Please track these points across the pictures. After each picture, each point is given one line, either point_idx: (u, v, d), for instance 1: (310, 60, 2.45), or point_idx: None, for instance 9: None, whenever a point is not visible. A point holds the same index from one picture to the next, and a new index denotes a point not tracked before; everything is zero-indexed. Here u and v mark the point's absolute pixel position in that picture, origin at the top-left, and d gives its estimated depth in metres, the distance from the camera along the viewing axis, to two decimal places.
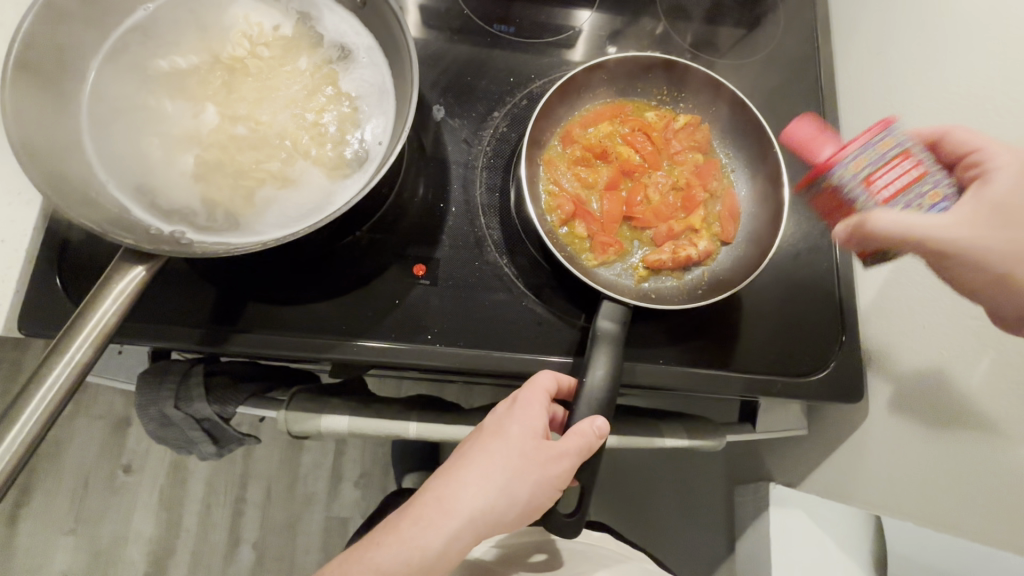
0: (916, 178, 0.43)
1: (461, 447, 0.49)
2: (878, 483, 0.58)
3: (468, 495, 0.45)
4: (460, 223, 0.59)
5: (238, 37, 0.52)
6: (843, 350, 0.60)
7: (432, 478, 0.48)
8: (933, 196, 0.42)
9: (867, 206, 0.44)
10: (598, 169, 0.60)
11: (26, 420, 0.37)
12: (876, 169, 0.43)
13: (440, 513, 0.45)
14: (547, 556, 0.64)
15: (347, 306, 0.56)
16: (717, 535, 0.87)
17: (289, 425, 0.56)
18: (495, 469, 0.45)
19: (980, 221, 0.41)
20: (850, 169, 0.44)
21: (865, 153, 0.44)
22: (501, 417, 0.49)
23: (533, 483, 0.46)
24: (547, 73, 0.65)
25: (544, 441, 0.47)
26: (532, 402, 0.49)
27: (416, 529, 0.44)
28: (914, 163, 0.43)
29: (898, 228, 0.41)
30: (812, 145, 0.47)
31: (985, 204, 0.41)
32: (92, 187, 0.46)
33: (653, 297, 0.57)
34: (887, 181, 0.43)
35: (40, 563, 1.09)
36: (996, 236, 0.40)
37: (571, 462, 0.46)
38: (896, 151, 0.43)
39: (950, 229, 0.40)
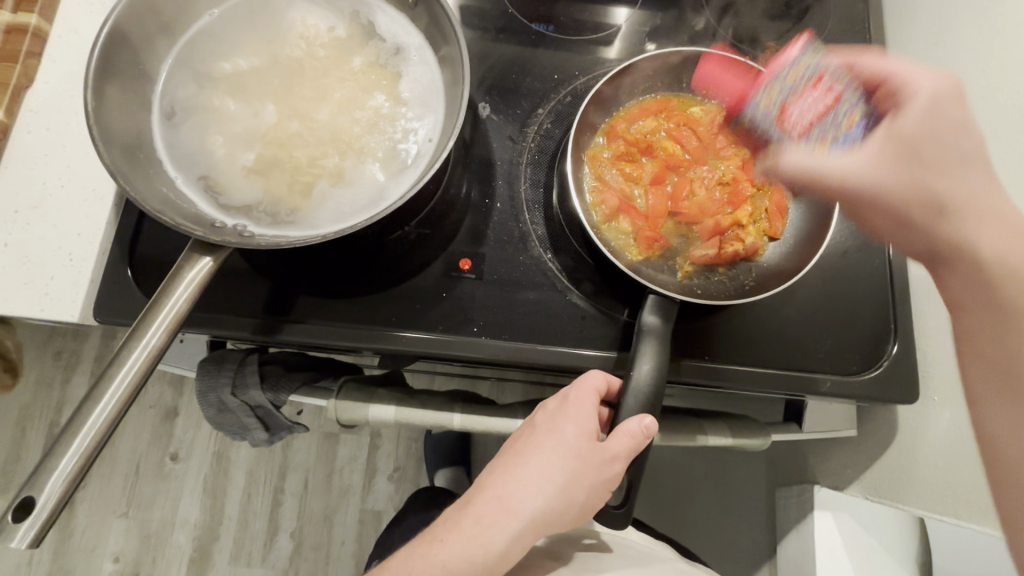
0: (832, 104, 0.48)
1: (515, 444, 0.50)
2: (933, 488, 0.57)
3: (527, 495, 0.47)
4: (505, 220, 0.60)
5: (297, 40, 0.54)
6: (896, 349, 0.58)
7: (486, 475, 0.50)
8: (850, 120, 0.46)
9: (780, 136, 0.50)
10: (642, 164, 0.60)
11: (109, 397, 0.40)
12: (788, 101, 0.51)
13: (502, 513, 0.47)
14: (595, 541, 0.65)
15: (395, 299, 0.57)
16: (758, 538, 0.85)
17: (339, 414, 0.59)
18: (552, 469, 0.47)
19: (881, 162, 0.42)
20: (762, 104, 0.53)
21: (777, 89, 0.52)
22: (552, 413, 0.49)
23: (589, 484, 0.47)
24: (591, 69, 0.66)
25: (598, 443, 0.47)
26: (585, 401, 0.48)
27: (480, 526, 0.46)
28: (829, 89, 0.48)
29: (805, 167, 0.42)
30: (721, 82, 0.60)
31: (891, 139, 0.42)
32: (164, 183, 0.48)
33: (699, 293, 0.56)
34: (802, 111, 0.49)
35: (95, 544, 1.15)
36: (899, 176, 0.41)
37: (624, 464, 0.46)
38: (809, 81, 0.50)
39: (849, 168, 0.42)
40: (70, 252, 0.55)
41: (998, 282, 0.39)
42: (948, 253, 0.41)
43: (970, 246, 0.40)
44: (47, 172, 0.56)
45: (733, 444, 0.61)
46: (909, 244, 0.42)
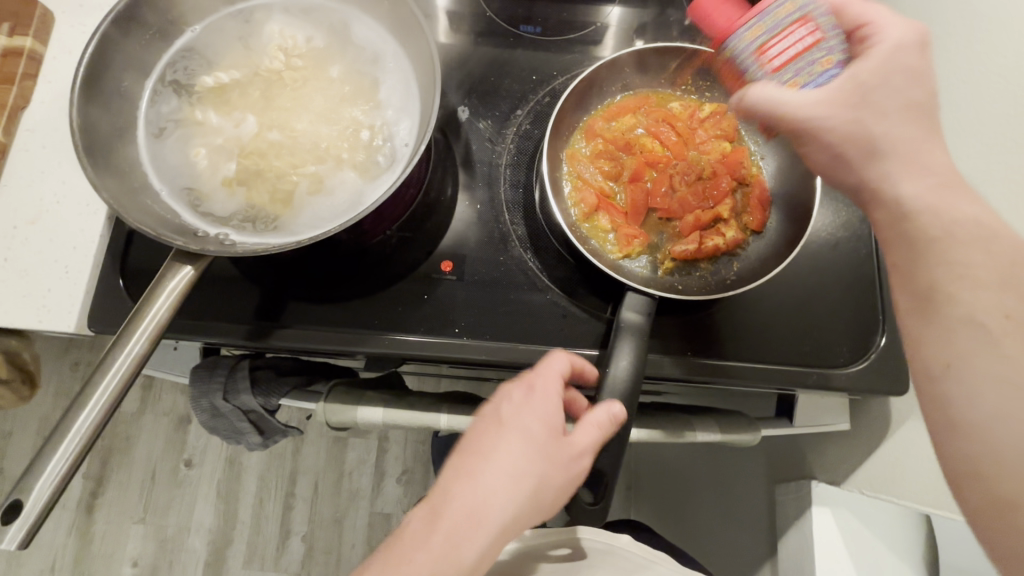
0: (812, 43, 0.42)
1: (473, 450, 0.44)
2: (928, 482, 0.56)
3: (497, 516, 0.41)
4: (486, 221, 0.61)
5: (275, 51, 0.55)
6: (884, 341, 0.58)
7: (441, 493, 0.42)
8: (824, 63, 0.42)
9: (756, 76, 0.45)
10: (621, 162, 0.60)
11: (94, 403, 0.41)
12: (771, 37, 0.44)
13: (473, 530, 0.40)
14: (570, 550, 0.62)
15: (379, 302, 0.58)
16: (760, 536, 0.82)
17: (328, 416, 0.60)
18: (525, 471, 0.42)
19: (831, 100, 0.40)
20: (745, 38, 0.45)
21: (762, 22, 0.44)
22: (517, 409, 0.45)
23: (560, 486, 0.44)
24: (570, 69, 0.66)
25: (566, 437, 0.45)
26: (550, 392, 0.46)
27: (442, 561, 0.39)
28: (812, 27, 0.42)
29: (766, 104, 0.42)
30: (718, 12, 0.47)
31: (845, 80, 0.40)
32: (148, 196, 0.50)
33: (679, 289, 0.56)
34: (780, 49, 0.43)
35: (114, 549, 1.18)
36: (841, 116, 0.40)
37: (589, 458, 0.46)
38: (797, 15, 0.43)
39: (801, 105, 0.41)
40: (67, 265, 0.57)
41: (913, 213, 0.37)
42: (871, 192, 0.40)
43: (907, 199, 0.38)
44: (44, 189, 0.58)
45: (722, 440, 0.61)
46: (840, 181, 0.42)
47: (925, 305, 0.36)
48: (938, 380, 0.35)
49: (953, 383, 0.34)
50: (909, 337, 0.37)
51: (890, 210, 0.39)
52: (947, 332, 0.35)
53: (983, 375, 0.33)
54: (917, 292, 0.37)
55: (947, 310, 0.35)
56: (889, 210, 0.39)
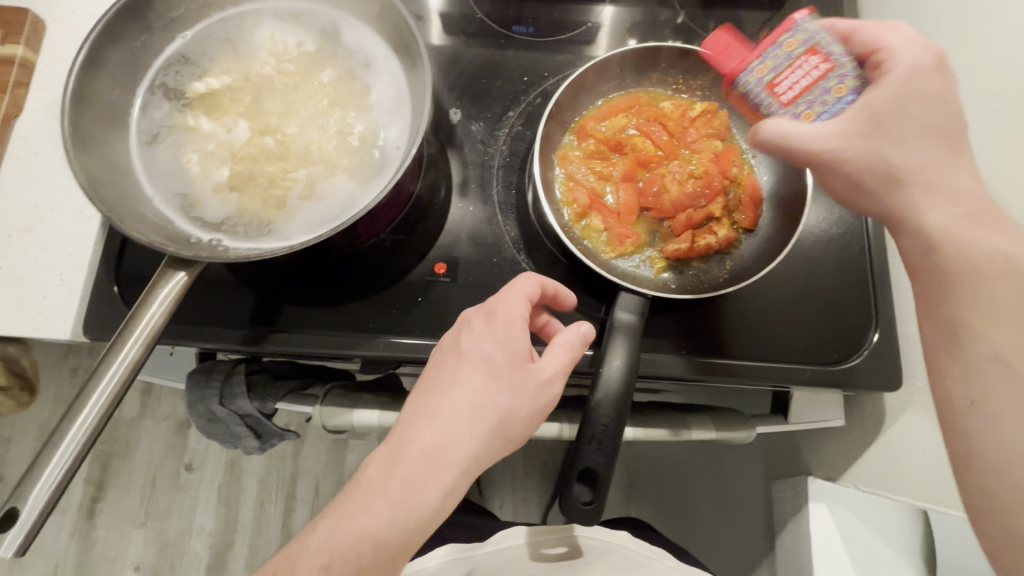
0: (820, 75, 0.44)
1: (436, 379, 0.44)
2: (923, 476, 0.56)
3: (457, 442, 0.41)
4: (479, 222, 0.61)
5: (266, 57, 0.56)
6: (877, 337, 0.58)
7: (403, 429, 0.42)
8: (838, 91, 0.43)
9: (769, 109, 0.46)
10: (613, 162, 0.60)
11: (89, 410, 0.41)
12: (779, 73, 0.45)
13: (434, 466, 0.41)
14: (566, 550, 0.64)
15: (374, 305, 0.59)
16: (758, 533, 0.83)
17: (324, 419, 0.60)
18: (485, 404, 0.42)
19: (849, 129, 0.41)
20: (755, 75, 0.46)
21: (768, 58, 0.46)
22: (479, 336, 0.45)
23: (525, 415, 0.44)
24: (561, 69, 0.66)
25: (530, 365, 0.45)
26: (514, 317, 0.45)
27: (406, 498, 0.40)
28: (820, 58, 0.44)
29: (782, 137, 0.42)
30: (728, 52, 0.48)
31: (862, 109, 0.41)
32: (141, 203, 0.50)
33: (673, 287, 0.57)
34: (790, 83, 0.45)
35: (116, 554, 1.18)
36: (857, 146, 0.41)
37: (558, 383, 0.46)
38: (803, 48, 0.45)
39: (821, 137, 0.42)
40: (62, 272, 0.57)
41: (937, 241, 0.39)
42: (895, 219, 0.41)
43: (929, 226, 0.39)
44: (38, 197, 0.58)
45: (718, 437, 0.61)
46: (863, 208, 0.43)
47: (954, 340, 0.38)
48: (963, 415, 0.36)
49: (977, 419, 0.36)
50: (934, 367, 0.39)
51: (916, 237, 0.40)
52: (970, 369, 0.37)
53: (1004, 411, 0.35)
54: (945, 326, 0.38)
55: (970, 346, 0.37)
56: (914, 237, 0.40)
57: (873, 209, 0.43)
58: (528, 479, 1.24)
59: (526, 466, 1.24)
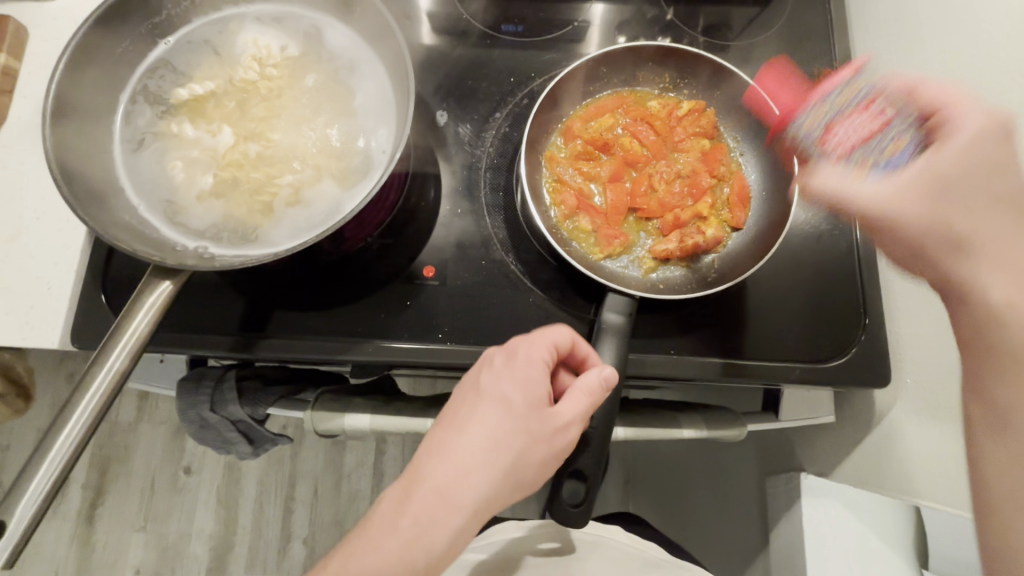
0: (879, 128, 0.44)
1: (455, 415, 0.44)
2: (911, 473, 0.56)
3: (468, 483, 0.40)
4: (467, 224, 0.61)
5: (249, 61, 0.55)
6: (865, 334, 0.58)
7: (419, 464, 0.42)
8: (895, 147, 0.42)
9: (822, 157, 0.47)
10: (600, 162, 0.60)
11: (75, 422, 0.41)
12: (836, 123, 0.47)
13: (442, 505, 0.40)
14: (558, 544, 0.64)
15: (362, 309, 0.59)
16: (753, 528, 0.83)
17: (315, 424, 0.59)
18: (498, 445, 0.41)
19: (908, 188, 0.40)
20: (811, 127, 0.50)
21: (824, 109, 0.49)
22: (500, 375, 0.44)
23: (539, 459, 0.42)
24: (548, 69, 0.66)
25: (548, 408, 0.43)
26: (534, 360, 0.45)
27: (412, 541, 0.39)
28: (878, 111, 0.44)
29: (830, 190, 0.42)
30: (769, 102, 0.56)
31: (922, 170, 0.40)
32: (125, 211, 0.49)
33: (661, 287, 0.57)
34: (845, 134, 0.46)
35: (116, 558, 1.18)
36: (920, 210, 0.39)
37: (576, 428, 0.44)
38: (862, 101, 0.46)
39: (876, 194, 0.40)
40: (49, 281, 0.57)
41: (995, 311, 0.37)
42: (951, 288, 0.39)
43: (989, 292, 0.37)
44: (24, 205, 0.58)
45: (710, 436, 0.61)
46: (919, 272, 0.41)
47: (1000, 426, 0.37)
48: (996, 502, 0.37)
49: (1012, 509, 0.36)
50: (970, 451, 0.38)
51: (970, 313, 0.38)
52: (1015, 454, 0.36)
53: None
54: (990, 413, 0.37)
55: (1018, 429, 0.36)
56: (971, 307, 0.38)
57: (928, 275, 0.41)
58: None
59: None
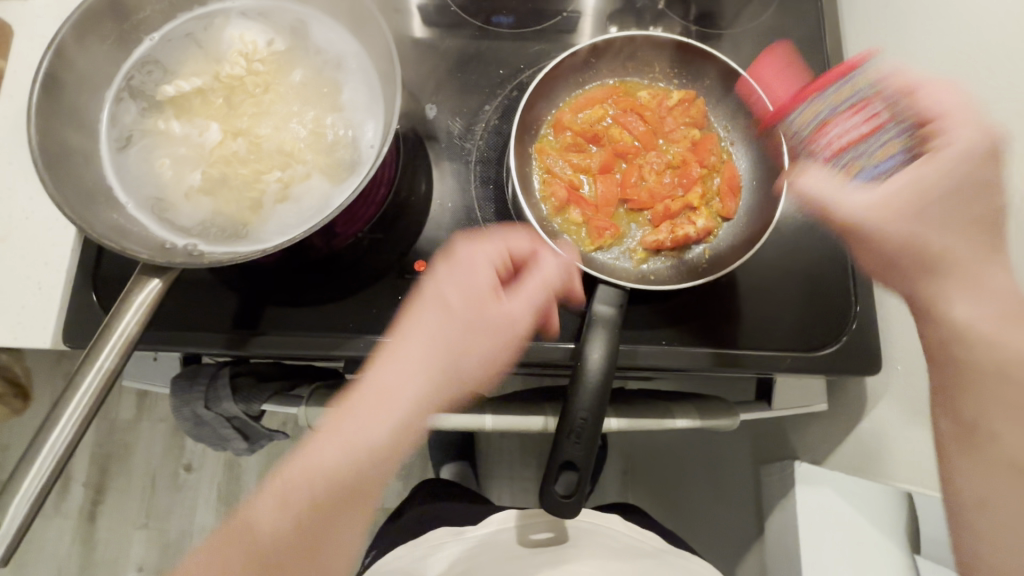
0: (877, 127, 0.43)
1: (405, 318, 0.56)
2: (901, 459, 0.57)
3: (408, 380, 0.52)
4: (457, 219, 0.61)
5: (235, 56, 0.55)
6: (856, 323, 0.58)
7: (375, 361, 0.54)
8: (886, 150, 0.44)
9: (813, 157, 0.47)
10: (590, 153, 0.60)
11: (66, 421, 0.41)
12: (834, 117, 0.45)
13: (383, 394, 0.52)
14: (549, 535, 0.65)
15: (353, 305, 0.59)
16: (748, 517, 0.83)
17: (309, 419, 0.59)
18: (437, 335, 0.53)
19: (896, 204, 0.43)
20: (799, 123, 0.48)
21: (822, 101, 0.46)
22: (441, 282, 0.54)
23: (479, 351, 0.53)
24: (537, 61, 0.65)
25: (490, 300, 0.53)
26: (475, 262, 0.54)
27: (375, 406, 0.51)
28: (879, 108, 0.44)
29: (818, 194, 0.46)
30: (757, 98, 0.56)
31: (910, 185, 0.43)
32: (114, 210, 0.49)
33: (652, 278, 0.57)
34: (840, 131, 0.45)
35: (119, 555, 1.19)
36: (900, 226, 0.43)
37: (519, 327, 0.53)
38: (862, 95, 0.44)
39: (865, 206, 0.44)
40: (40, 280, 0.57)
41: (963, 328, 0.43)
42: (921, 302, 0.44)
43: (946, 308, 0.43)
44: (12, 205, 0.58)
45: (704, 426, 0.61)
46: (891, 283, 0.46)
47: (973, 439, 0.42)
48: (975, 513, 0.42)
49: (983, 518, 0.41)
50: (949, 462, 0.43)
51: (947, 328, 0.43)
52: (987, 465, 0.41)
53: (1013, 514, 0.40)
54: (963, 428, 0.42)
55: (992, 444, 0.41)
56: (940, 325, 0.43)
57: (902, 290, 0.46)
58: (525, 470, 1.25)
59: (522, 456, 1.25)
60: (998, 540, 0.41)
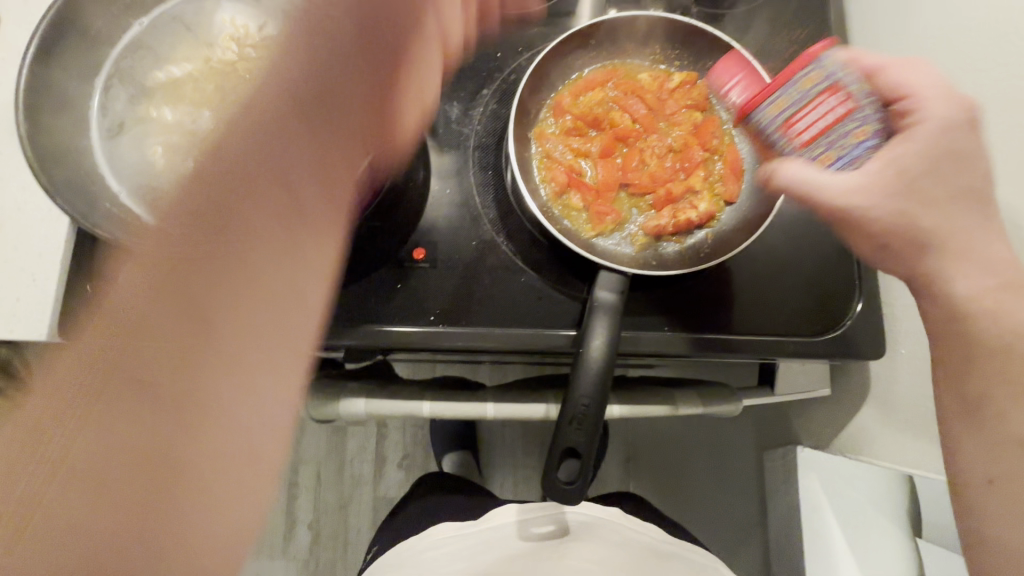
0: (842, 116, 0.41)
1: None
2: (905, 443, 0.56)
3: (272, 86, 0.44)
4: (455, 206, 0.60)
5: (226, 42, 0.54)
6: (861, 307, 0.58)
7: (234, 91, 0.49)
8: (858, 135, 0.41)
9: (786, 150, 0.44)
10: (591, 138, 0.59)
11: None
12: (797, 110, 0.43)
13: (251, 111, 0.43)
14: (553, 529, 0.64)
15: (351, 295, 0.58)
16: (751, 502, 0.83)
17: (312, 412, 0.61)
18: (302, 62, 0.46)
19: (874, 186, 0.41)
20: (771, 111, 0.44)
21: (786, 93, 0.43)
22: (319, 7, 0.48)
23: (355, 104, 0.47)
24: (535, 44, 0.64)
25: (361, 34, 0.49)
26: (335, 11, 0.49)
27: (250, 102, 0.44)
28: (840, 98, 0.41)
29: (802, 183, 0.42)
30: (731, 79, 0.51)
31: (890, 163, 0.41)
32: (105, 198, 0.48)
33: (655, 264, 0.56)
34: (806, 122, 0.42)
35: None
36: (886, 207, 0.41)
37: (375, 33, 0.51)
38: (824, 84, 0.41)
39: (849, 189, 0.41)
40: (33, 272, 0.56)
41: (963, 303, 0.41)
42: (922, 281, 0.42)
43: (947, 282, 0.41)
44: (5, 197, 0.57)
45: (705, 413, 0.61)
46: (887, 264, 0.44)
47: (972, 412, 0.41)
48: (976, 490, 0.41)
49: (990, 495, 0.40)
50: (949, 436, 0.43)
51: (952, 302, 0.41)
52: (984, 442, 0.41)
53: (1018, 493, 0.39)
54: (964, 404, 0.42)
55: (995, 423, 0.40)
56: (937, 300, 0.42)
57: (899, 271, 0.44)
58: (527, 458, 1.25)
59: (525, 445, 1.25)
60: (995, 516, 0.40)
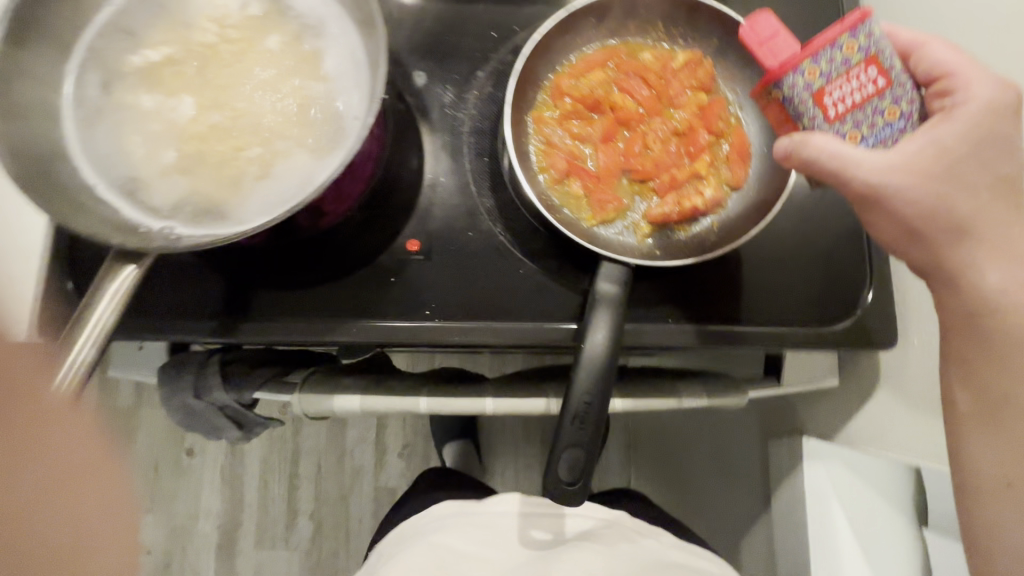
0: (874, 92, 0.40)
1: None
2: (916, 434, 0.55)
3: None
4: (451, 194, 0.58)
5: (205, 23, 0.51)
6: (871, 296, 0.56)
7: None
8: (889, 115, 0.40)
9: (813, 123, 0.41)
10: (592, 122, 0.56)
11: None
12: (831, 81, 0.40)
13: None
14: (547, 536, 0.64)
15: (345, 288, 0.56)
16: (755, 491, 0.82)
17: (304, 408, 0.58)
18: None
19: (911, 168, 0.38)
20: (804, 78, 0.40)
21: (822, 60, 0.39)
22: None
23: None
24: (532, 22, 0.61)
25: None
26: None
27: None
28: (877, 72, 0.40)
29: (833, 158, 0.39)
30: (771, 45, 0.40)
31: (927, 144, 0.39)
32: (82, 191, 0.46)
33: (659, 254, 0.54)
34: (839, 95, 0.40)
35: None
36: (923, 190, 0.38)
37: None
38: (862, 55, 0.39)
39: (882, 168, 0.39)
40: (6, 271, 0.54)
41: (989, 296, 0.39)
42: (948, 272, 0.40)
43: (971, 273, 0.39)
44: None
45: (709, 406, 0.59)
46: (911, 254, 0.41)
47: (993, 410, 0.40)
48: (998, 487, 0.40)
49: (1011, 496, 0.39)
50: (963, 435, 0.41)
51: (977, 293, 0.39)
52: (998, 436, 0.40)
53: None
54: (982, 400, 0.40)
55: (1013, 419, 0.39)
56: (966, 292, 0.39)
57: (921, 261, 0.41)
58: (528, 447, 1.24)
59: (526, 433, 1.25)
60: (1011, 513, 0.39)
